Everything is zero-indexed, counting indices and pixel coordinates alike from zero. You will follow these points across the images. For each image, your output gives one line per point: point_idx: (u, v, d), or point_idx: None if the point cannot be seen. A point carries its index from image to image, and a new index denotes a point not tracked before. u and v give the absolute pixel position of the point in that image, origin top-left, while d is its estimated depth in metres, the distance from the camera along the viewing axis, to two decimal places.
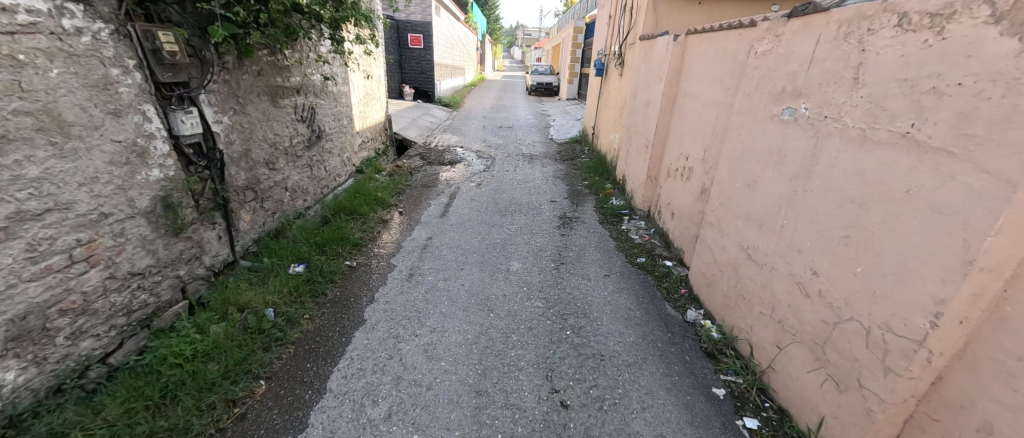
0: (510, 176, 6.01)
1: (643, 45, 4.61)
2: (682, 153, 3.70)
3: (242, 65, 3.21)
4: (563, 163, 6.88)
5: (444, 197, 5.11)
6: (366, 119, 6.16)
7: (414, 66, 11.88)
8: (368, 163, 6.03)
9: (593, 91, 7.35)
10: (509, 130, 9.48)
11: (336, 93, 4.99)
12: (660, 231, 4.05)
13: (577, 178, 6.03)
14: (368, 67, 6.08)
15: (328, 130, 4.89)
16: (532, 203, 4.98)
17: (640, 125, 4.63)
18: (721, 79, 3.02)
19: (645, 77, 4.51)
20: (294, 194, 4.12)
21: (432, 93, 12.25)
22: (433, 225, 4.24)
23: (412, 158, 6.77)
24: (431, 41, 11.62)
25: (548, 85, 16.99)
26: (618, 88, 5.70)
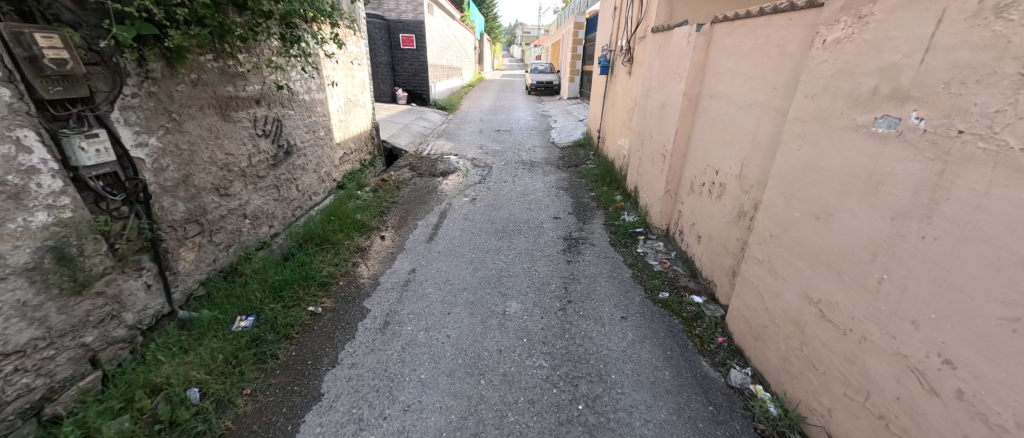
0: (509, 188, 5.41)
1: (657, 38, 4.00)
2: (709, 165, 3.09)
3: (176, 74, 2.64)
4: (566, 171, 6.28)
5: (433, 216, 4.52)
6: (348, 128, 5.57)
7: (407, 67, 11.31)
8: (350, 178, 5.45)
9: (598, 91, 6.72)
10: (507, 135, 8.86)
11: (308, 102, 4.42)
12: (683, 256, 3.44)
13: (582, 189, 5.43)
14: (348, 71, 5.48)
15: (301, 143, 4.32)
16: (533, 221, 4.38)
17: (655, 131, 4.02)
18: (765, 75, 2.41)
19: (659, 74, 3.89)
20: (256, 222, 3.55)
21: (427, 96, 11.67)
22: (418, 254, 3.64)
23: (401, 170, 6.18)
24: (424, 41, 11.04)
25: (548, 85, 16.40)
26: (626, 89, 5.08)
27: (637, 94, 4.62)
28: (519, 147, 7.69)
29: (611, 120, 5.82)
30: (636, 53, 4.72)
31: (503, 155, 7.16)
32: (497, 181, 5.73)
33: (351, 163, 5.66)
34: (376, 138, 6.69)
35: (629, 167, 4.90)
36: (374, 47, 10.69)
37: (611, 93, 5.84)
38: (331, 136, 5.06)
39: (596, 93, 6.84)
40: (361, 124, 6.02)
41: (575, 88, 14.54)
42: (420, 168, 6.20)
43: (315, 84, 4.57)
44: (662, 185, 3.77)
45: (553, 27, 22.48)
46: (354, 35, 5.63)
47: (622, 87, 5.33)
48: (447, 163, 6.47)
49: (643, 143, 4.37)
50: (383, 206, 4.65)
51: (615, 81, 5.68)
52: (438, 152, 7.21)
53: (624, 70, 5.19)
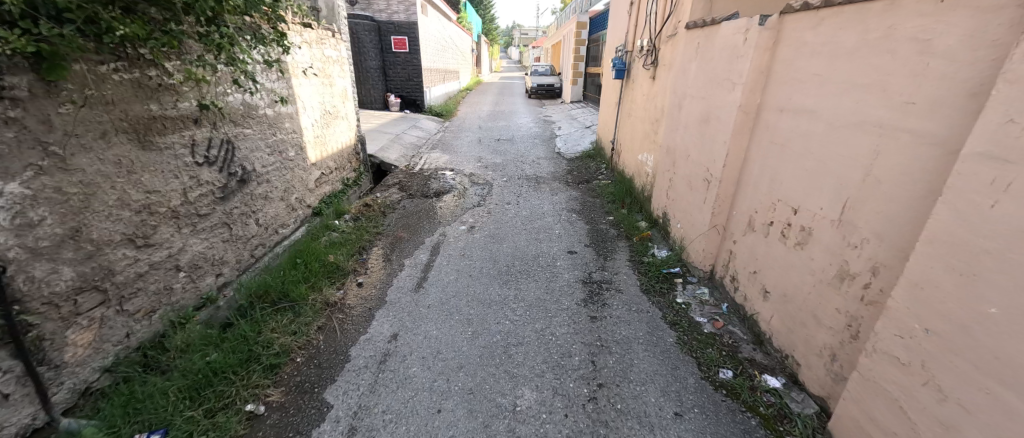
0: (513, 212, 4.64)
1: (694, 36, 3.27)
2: (779, 198, 2.36)
3: (56, 91, 1.91)
4: (577, 188, 5.52)
5: (423, 251, 3.77)
6: (327, 145, 4.82)
7: (399, 72, 10.57)
8: (328, 204, 4.69)
9: (611, 98, 5.96)
10: (508, 145, 8.09)
11: (270, 118, 3.67)
12: (740, 312, 2.70)
13: (598, 212, 4.68)
14: (324, 78, 4.72)
15: (263, 168, 3.58)
16: (542, 259, 3.61)
17: (692, 149, 3.28)
18: (891, 86, 1.67)
19: (699, 80, 3.15)
20: (197, 273, 2.81)
21: (421, 102, 10.94)
22: (403, 311, 2.88)
23: (389, 190, 5.42)
24: (417, 43, 10.30)
25: (550, 87, 15.69)
26: (649, 97, 4.34)
27: (666, 103, 3.87)
28: (522, 160, 6.92)
29: (630, 132, 5.06)
30: (663, 55, 3.98)
31: (505, 169, 6.39)
32: (499, 202, 4.98)
33: (330, 185, 4.91)
34: (362, 153, 5.94)
35: (655, 188, 4.16)
36: (363, 50, 9.92)
37: (629, 101, 5.08)
38: (304, 155, 4.32)
39: (609, 100, 6.08)
40: (343, 139, 5.27)
41: (577, 91, 13.80)
42: (411, 187, 5.44)
43: (281, 96, 3.83)
44: (705, 218, 3.03)
45: (552, 28, 21.75)
46: (330, 36, 4.87)
47: (642, 95, 4.59)
48: (441, 181, 5.72)
49: (675, 162, 3.64)
50: (364, 240, 3.88)
51: (634, 87, 4.92)
52: (432, 168, 6.44)
53: (647, 74, 4.44)
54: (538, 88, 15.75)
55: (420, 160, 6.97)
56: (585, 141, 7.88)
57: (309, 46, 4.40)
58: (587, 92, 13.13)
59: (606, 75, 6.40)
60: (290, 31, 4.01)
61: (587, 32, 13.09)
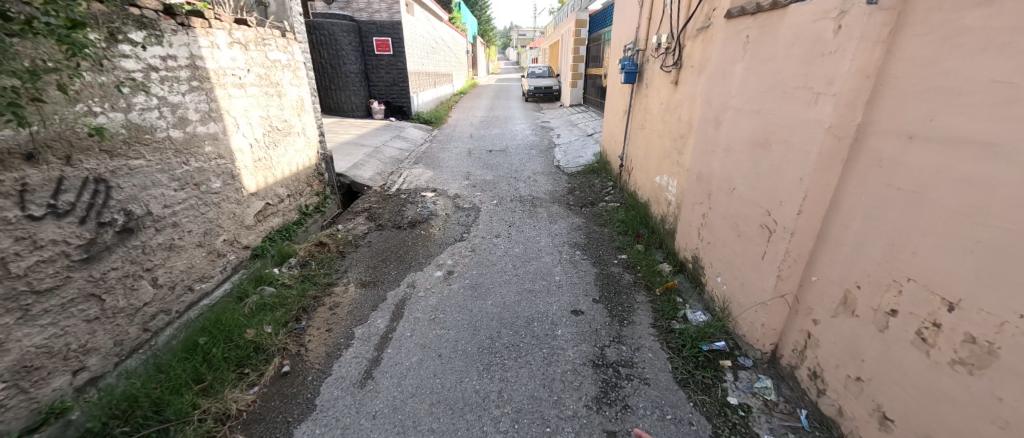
0: (501, 251, 3.74)
1: (740, 27, 2.39)
2: (910, 278, 1.49)
3: None
4: (580, 213, 4.65)
5: (382, 312, 2.88)
6: (274, 169, 3.94)
7: (383, 76, 9.73)
8: (274, 242, 3.81)
9: (619, 106, 5.06)
10: (501, 157, 7.20)
11: (177, 141, 2.81)
12: (832, 432, 1.83)
13: (608, 248, 3.79)
14: (267, 88, 3.85)
15: (168, 209, 2.73)
16: (538, 326, 2.71)
17: (740, 182, 2.40)
18: None
19: (750, 88, 2.27)
20: (32, 377, 1.95)
21: (408, 109, 10.09)
22: (335, 427, 1.99)
23: (356, 219, 4.53)
24: (402, 45, 9.46)
25: (547, 90, 14.85)
26: (671, 108, 3.46)
27: (696, 115, 2.99)
28: (516, 176, 6.04)
29: (645, 148, 4.17)
30: (690, 54, 3.10)
31: (496, 189, 5.50)
32: (486, 235, 4.09)
33: (278, 216, 4.02)
34: (326, 173, 5.05)
35: (681, 223, 3.27)
36: (341, 54, 8.96)
37: (644, 110, 4.18)
38: (238, 184, 3.44)
39: (617, 109, 5.17)
40: (298, 159, 4.38)
41: (577, 93, 12.91)
42: (382, 215, 4.56)
43: (195, 112, 2.96)
44: (766, 282, 2.15)
45: (551, 28, 20.80)
46: (275, 36, 3.99)
47: (660, 104, 3.71)
48: (418, 206, 4.83)
49: (710, 195, 2.75)
50: (308, 298, 2.99)
51: (649, 93, 4.02)
52: (411, 188, 5.55)
53: (667, 78, 3.55)
54: (535, 91, 14.86)
55: (400, 177, 6.08)
56: (587, 153, 6.98)
57: (243, 48, 3.52)
58: (588, 95, 12.24)
59: (612, 79, 5.50)
60: (209, 28, 3.14)
61: (587, 31, 12.21)
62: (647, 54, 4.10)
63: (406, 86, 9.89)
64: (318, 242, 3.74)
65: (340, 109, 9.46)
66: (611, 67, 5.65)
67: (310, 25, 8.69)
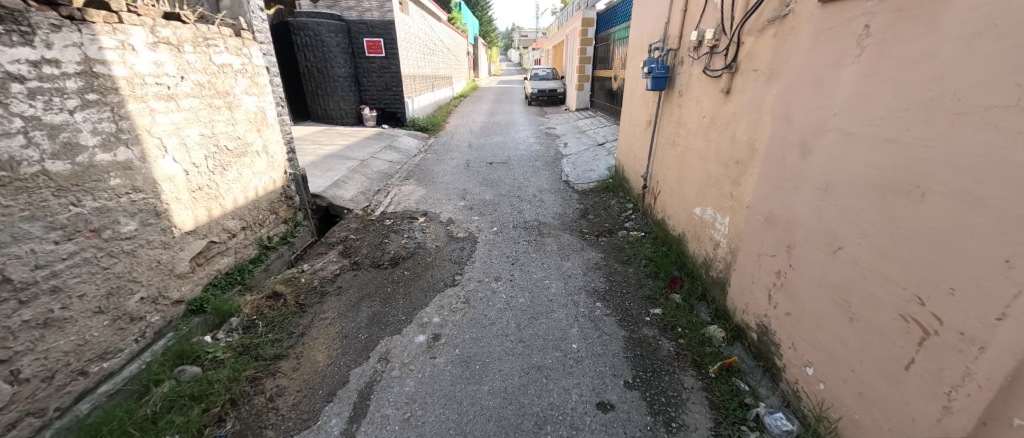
0: (502, 304, 2.98)
1: (852, 14, 1.63)
2: None
3: None
4: (596, 246, 3.88)
5: (338, 405, 2.12)
6: (221, 198, 3.19)
7: (375, 80, 9.01)
8: (219, 290, 3.07)
9: (642, 116, 4.29)
10: (502, 171, 6.43)
11: (63, 176, 2.08)
12: None
13: (636, 298, 3.02)
14: (211, 98, 3.10)
15: (47, 269, 2.01)
16: (552, 434, 1.95)
17: (852, 241, 1.64)
18: None
19: (877, 105, 1.52)
20: None
21: (403, 115, 9.37)
22: None
23: (328, 253, 3.79)
24: (395, 46, 8.74)
25: (551, 93, 14.10)
26: (720, 124, 2.70)
27: (763, 136, 2.22)
28: (520, 195, 5.27)
29: (679, 170, 3.40)
30: (752, 54, 2.33)
31: (496, 212, 4.73)
32: (483, 279, 3.32)
33: (228, 256, 3.28)
34: (296, 195, 4.31)
35: (735, 274, 2.51)
36: (328, 56, 8.19)
37: (678, 123, 3.42)
38: (167, 223, 2.70)
39: (639, 119, 4.41)
40: (256, 183, 3.63)
41: (583, 96, 12.14)
42: (359, 248, 3.80)
43: (93, 135, 2.23)
44: (913, 405, 1.39)
45: (555, 28, 20.00)
46: (224, 34, 3.25)
47: (703, 117, 2.95)
48: (404, 235, 4.07)
49: (790, 248, 1.99)
50: (242, 381, 2.24)
51: (686, 103, 3.25)
52: (398, 211, 4.80)
53: (713, 85, 2.79)
54: (539, 93, 14.10)
55: (386, 197, 5.32)
56: (599, 166, 6.22)
57: (175, 49, 2.77)
58: (596, 98, 11.47)
59: (631, 83, 4.74)
60: (120, 23, 2.39)
61: (594, 30, 11.43)
62: (682, 56, 3.34)
63: (400, 91, 9.16)
64: (272, 290, 3.00)
65: (328, 116, 8.70)
66: (629, 70, 4.89)
67: (294, 25, 7.91)
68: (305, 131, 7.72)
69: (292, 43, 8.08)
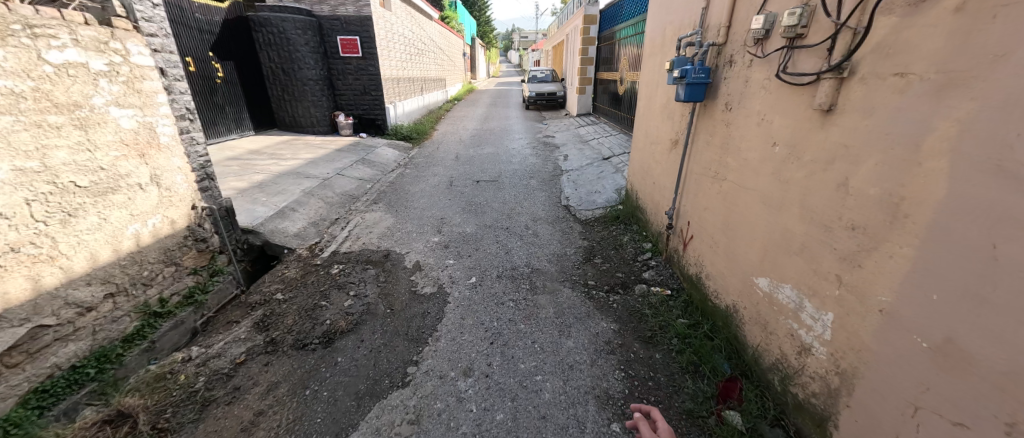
0: (469, 428, 1.97)
1: None
2: None
3: None
4: (607, 311, 2.87)
5: None
6: (59, 258, 2.19)
7: (352, 83, 8.03)
8: (49, 398, 2.09)
9: (666, 132, 3.30)
10: (490, 192, 5.42)
11: None
12: None
13: (669, 414, 2.01)
14: (39, 113, 2.09)
15: None
16: None
17: None
18: None
19: None
20: None
21: (383, 123, 8.38)
22: None
23: (240, 320, 2.77)
24: (372, 45, 7.75)
25: (551, 97, 13.12)
26: (811, 159, 1.70)
27: (927, 196, 1.23)
28: (509, 228, 4.27)
29: (725, 215, 2.39)
30: (894, 46, 1.34)
31: (476, 254, 3.72)
32: (447, 373, 2.32)
33: (79, 340, 2.30)
34: (214, 236, 3.30)
35: (850, 415, 1.51)
36: (295, 56, 7.19)
37: (724, 149, 2.42)
38: None
39: (661, 135, 3.41)
40: (136, 228, 2.61)
41: (585, 101, 11.15)
42: (283, 314, 2.78)
43: None
44: None
45: (555, 26, 18.98)
46: (71, 20, 2.25)
47: (773, 144, 1.95)
48: (350, 292, 3.06)
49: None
50: None
51: (740, 122, 2.25)
52: (353, 251, 3.79)
53: (794, 97, 1.79)
54: (537, 97, 13.11)
55: (344, 228, 4.31)
56: (606, 187, 5.21)
57: None
58: (600, 103, 10.46)
59: (649, 89, 3.75)
60: None
61: (598, 28, 10.44)
62: (731, 53, 2.34)
63: (380, 95, 8.16)
64: (118, 407, 2.02)
65: (297, 124, 7.67)
66: (644, 73, 3.90)
67: (255, 20, 6.90)
68: (266, 142, 6.70)
69: (253, 41, 7.07)
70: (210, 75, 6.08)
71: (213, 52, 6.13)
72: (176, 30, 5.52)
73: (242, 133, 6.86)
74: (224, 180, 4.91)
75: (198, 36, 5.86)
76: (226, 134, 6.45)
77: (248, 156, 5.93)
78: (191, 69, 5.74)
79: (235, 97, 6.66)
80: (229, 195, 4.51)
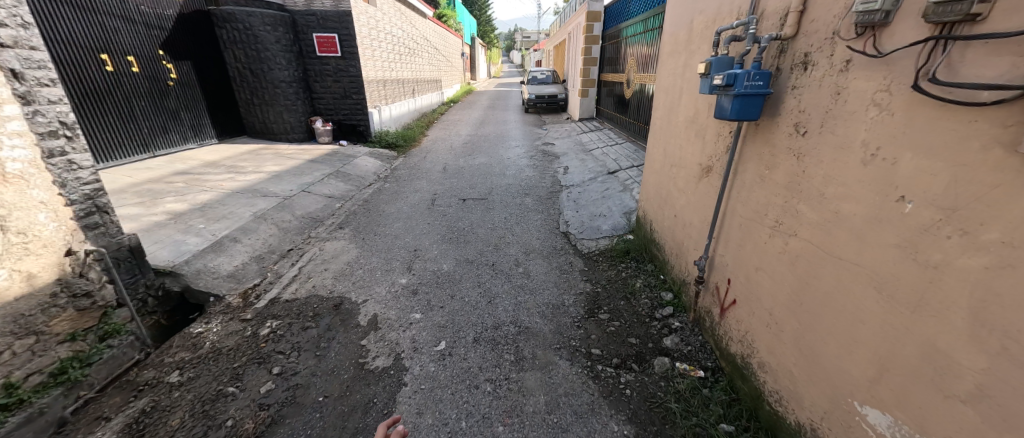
0: None
1: None
2: None
3: None
4: (617, 403, 2.08)
5: None
6: None
7: (331, 85, 7.30)
8: None
9: (694, 155, 2.53)
10: (476, 214, 4.65)
11: None
12: None
13: None
14: None
15: None
16: None
17: None
18: None
19: None
20: None
21: (366, 129, 7.64)
22: None
23: (110, 417, 2.01)
24: (353, 44, 7.01)
25: (551, 99, 12.35)
26: (1001, 240, 0.95)
27: None
28: (494, 265, 3.50)
29: (794, 290, 1.63)
30: None
31: (451, 304, 2.95)
32: None
33: None
34: (106, 287, 2.55)
35: None
36: (264, 55, 6.47)
37: (790, 190, 1.66)
38: None
39: (687, 158, 2.65)
40: None
41: (588, 104, 10.38)
42: (171, 409, 2.03)
43: None
44: None
45: (557, 25, 18.20)
46: None
47: (898, 197, 1.19)
48: (274, 367, 2.30)
49: None
50: None
51: (821, 155, 1.49)
52: (297, 298, 3.03)
53: (955, 126, 1.04)
54: (537, 100, 12.33)
55: (294, 264, 3.55)
56: (612, 209, 4.43)
57: None
58: (604, 107, 9.71)
59: (668, 97, 2.99)
60: None
61: (602, 26, 9.68)
62: (805, 51, 1.58)
63: (361, 99, 7.41)
64: None
65: (269, 131, 6.94)
66: (662, 77, 3.14)
67: (218, 15, 6.18)
68: (228, 152, 5.97)
69: (217, 39, 6.34)
70: (160, 76, 5.37)
71: (164, 51, 5.44)
72: (116, 25, 4.83)
73: (203, 142, 6.13)
74: (161, 201, 4.17)
75: (145, 32, 5.18)
76: (182, 143, 5.73)
77: (202, 169, 5.20)
78: (136, 70, 5.06)
79: (194, 102, 5.94)
80: (160, 220, 3.77)
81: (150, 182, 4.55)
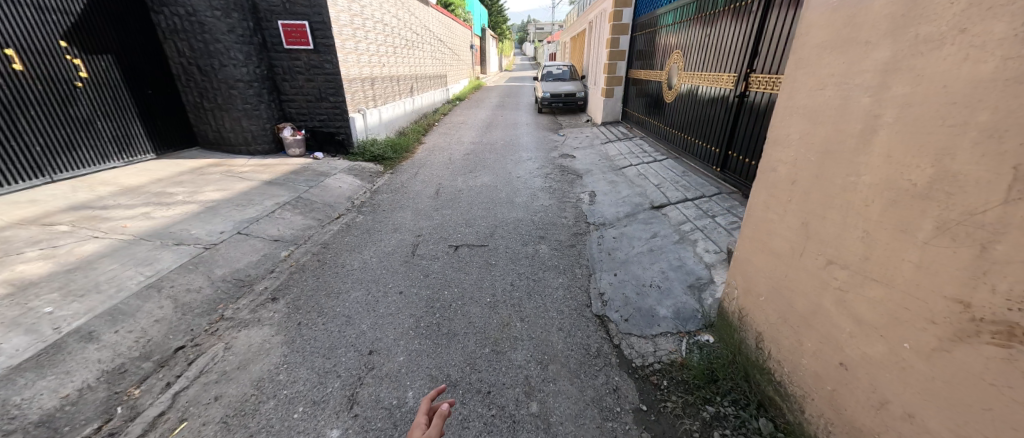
0: None
1: None
2: None
3: None
4: None
5: None
6: None
7: (304, 85, 5.97)
8: None
9: (940, 275, 1.14)
10: (471, 276, 3.28)
11: None
12: None
13: None
14: None
15: None
16: None
17: None
18: None
19: None
20: None
21: (347, 138, 6.31)
22: None
23: None
24: (329, 33, 5.67)
25: (569, 98, 10.87)
26: None
27: None
28: (490, 398, 2.13)
29: None
30: None
31: None
32: None
33: None
34: None
35: None
36: (214, 47, 5.15)
37: None
38: None
39: (898, 271, 1.25)
40: None
41: (613, 106, 8.93)
42: None
43: None
44: None
45: (573, 15, 16.61)
46: None
47: None
48: None
49: None
50: None
51: None
52: None
53: None
54: (552, 99, 10.83)
55: (172, 384, 2.22)
56: (668, 276, 3.00)
57: None
58: (633, 110, 8.21)
59: (824, 128, 1.58)
60: None
61: (632, 13, 8.17)
62: None
63: (340, 102, 6.07)
64: None
65: (224, 141, 5.65)
66: (800, 88, 1.72)
67: None
68: (163, 171, 4.71)
69: (155, 27, 5.05)
70: (60, 76, 4.13)
71: (69, 41, 4.20)
72: None
73: (132, 158, 4.87)
74: (14, 260, 2.89)
75: (35, 17, 3.93)
76: (96, 163, 4.48)
77: (112, 200, 3.92)
78: (19, 68, 3.82)
79: (117, 108, 4.68)
80: None
81: (19, 226, 3.27)
